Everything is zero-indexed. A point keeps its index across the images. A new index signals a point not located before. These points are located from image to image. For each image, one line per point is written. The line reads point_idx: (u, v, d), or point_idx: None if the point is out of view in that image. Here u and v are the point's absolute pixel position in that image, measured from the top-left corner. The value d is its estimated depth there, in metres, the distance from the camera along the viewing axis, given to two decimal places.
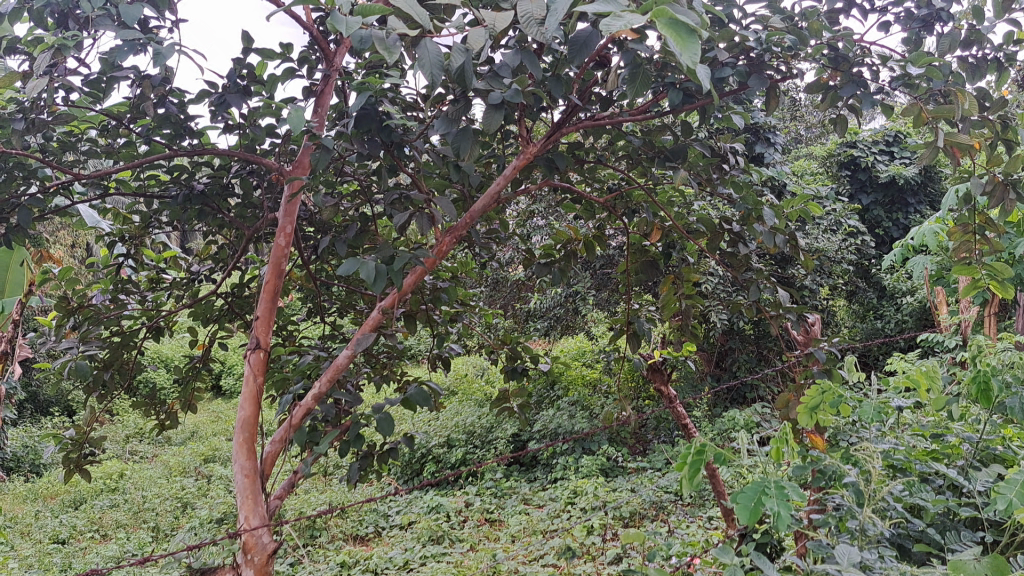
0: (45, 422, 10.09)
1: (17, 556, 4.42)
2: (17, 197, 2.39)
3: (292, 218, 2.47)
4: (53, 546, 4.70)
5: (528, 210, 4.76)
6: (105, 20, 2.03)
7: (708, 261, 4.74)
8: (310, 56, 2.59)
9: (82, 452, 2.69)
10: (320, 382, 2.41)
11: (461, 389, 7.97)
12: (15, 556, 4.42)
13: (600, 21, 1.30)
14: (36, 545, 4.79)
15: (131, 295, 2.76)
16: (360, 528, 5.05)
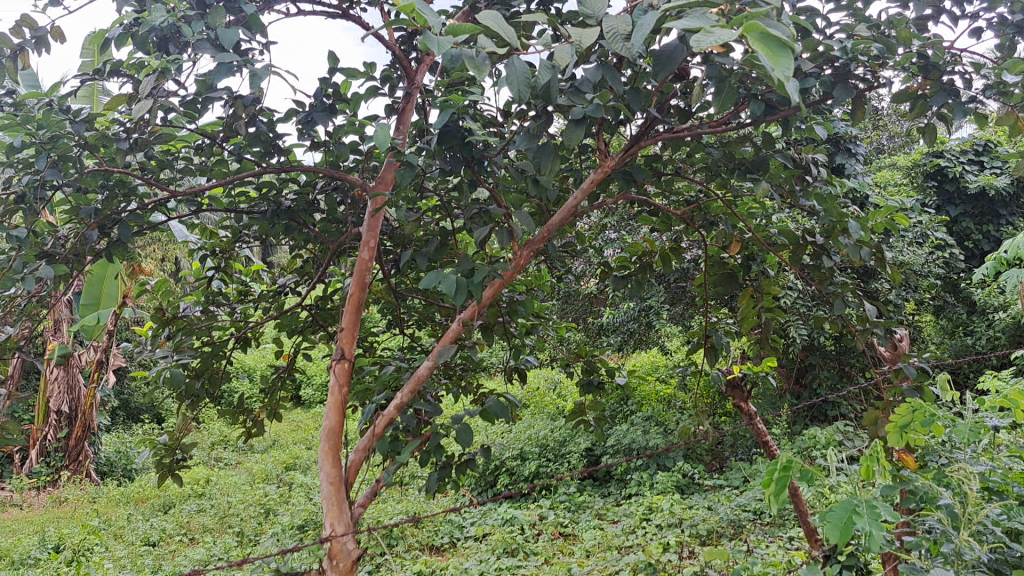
0: (136, 428, 10.42)
1: (111, 557, 4.57)
2: (118, 214, 2.52)
3: (374, 232, 2.56)
4: (144, 548, 4.84)
5: (603, 223, 4.75)
6: (202, 45, 2.16)
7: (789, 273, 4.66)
8: (392, 74, 2.66)
9: (174, 457, 2.79)
10: (401, 392, 2.49)
11: (534, 402, 7.96)
12: (110, 557, 4.57)
13: (690, 39, 1.35)
14: (129, 547, 4.94)
15: (221, 306, 2.86)
16: (436, 539, 5.09)
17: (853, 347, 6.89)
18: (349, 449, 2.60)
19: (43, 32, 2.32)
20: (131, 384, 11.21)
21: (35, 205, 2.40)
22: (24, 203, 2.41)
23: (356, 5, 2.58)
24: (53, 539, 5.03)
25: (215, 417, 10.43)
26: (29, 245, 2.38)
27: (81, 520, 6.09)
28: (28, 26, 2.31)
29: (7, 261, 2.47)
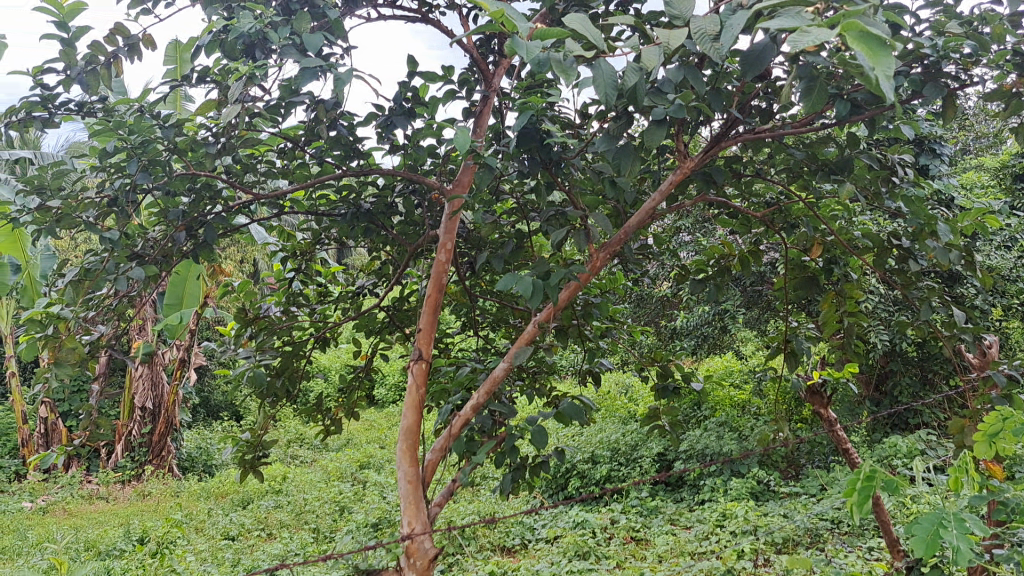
0: (216, 426, 10.68)
1: (193, 549, 4.67)
2: (204, 216, 2.61)
3: (451, 234, 2.59)
4: (224, 542, 4.95)
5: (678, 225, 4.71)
6: (288, 50, 2.21)
7: (872, 277, 4.55)
8: (470, 78, 2.69)
9: (256, 454, 2.86)
10: (477, 393, 2.52)
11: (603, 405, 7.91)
12: (192, 550, 4.67)
13: (786, 38, 1.34)
14: (209, 541, 5.05)
15: (301, 307, 2.94)
16: (508, 540, 5.09)
17: (937, 354, 6.69)
18: (426, 449, 2.64)
19: (135, 40, 2.39)
20: (211, 383, 11.53)
21: (126, 208, 2.46)
22: (116, 206, 2.48)
23: (434, 9, 2.61)
24: (139, 531, 5.17)
25: (291, 416, 10.63)
26: (121, 246, 2.46)
27: (164, 513, 6.25)
28: (121, 33, 2.38)
29: (99, 262, 2.55)
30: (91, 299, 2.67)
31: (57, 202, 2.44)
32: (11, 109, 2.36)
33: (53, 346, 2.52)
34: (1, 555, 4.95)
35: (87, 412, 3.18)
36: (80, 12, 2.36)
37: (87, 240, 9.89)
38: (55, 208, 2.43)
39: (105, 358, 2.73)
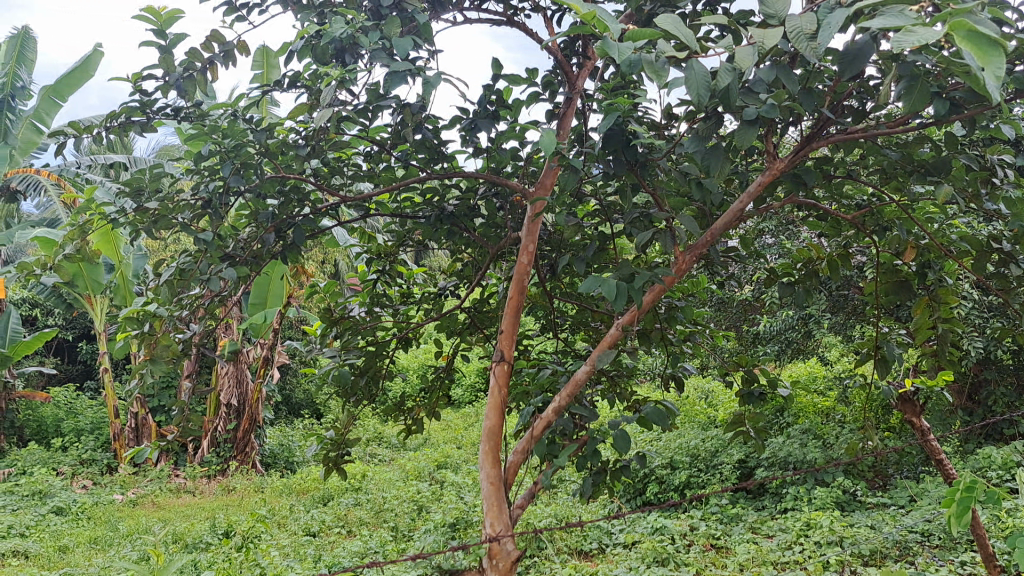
0: (297, 423, 10.89)
1: (277, 544, 4.75)
2: (293, 218, 2.67)
3: (534, 236, 2.60)
4: (306, 538, 5.03)
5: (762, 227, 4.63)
6: (378, 54, 2.25)
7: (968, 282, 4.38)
8: (554, 79, 2.69)
9: (340, 452, 2.92)
10: (559, 396, 2.52)
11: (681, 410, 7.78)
12: (276, 544, 4.75)
13: (891, 40, 1.31)
14: (292, 537, 5.12)
15: (385, 307, 3.00)
16: (585, 544, 5.05)
17: None
18: (508, 451, 2.66)
19: (230, 46, 2.45)
20: (290, 381, 11.77)
21: (219, 210, 2.52)
22: (209, 208, 2.54)
23: (520, 12, 2.62)
24: (224, 526, 5.29)
25: (369, 415, 10.77)
26: (215, 248, 2.53)
27: (248, 509, 6.38)
28: (217, 40, 2.45)
29: (192, 262, 2.62)
30: (184, 298, 2.75)
31: (155, 203, 2.52)
32: (113, 114, 2.45)
33: (149, 342, 2.64)
34: (94, 545, 5.14)
35: (180, 408, 3.27)
36: (178, 20, 2.43)
37: (172, 241, 10.18)
38: (152, 209, 2.52)
39: (197, 356, 2.80)
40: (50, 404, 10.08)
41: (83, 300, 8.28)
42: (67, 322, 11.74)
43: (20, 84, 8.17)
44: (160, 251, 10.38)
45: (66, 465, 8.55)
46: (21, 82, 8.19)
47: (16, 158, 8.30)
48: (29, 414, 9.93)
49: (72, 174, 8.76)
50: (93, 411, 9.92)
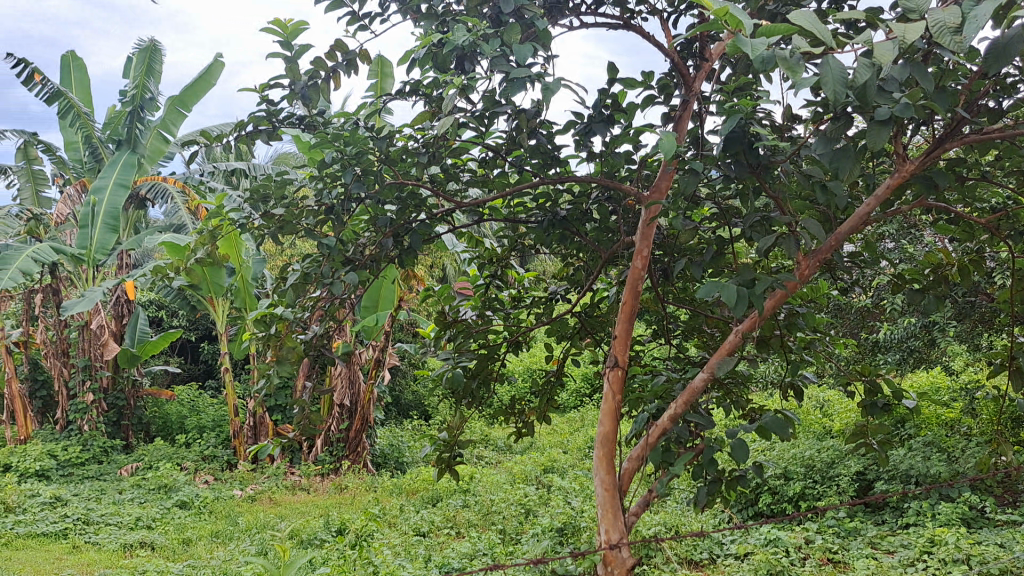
0: (407, 424, 11.05)
1: (389, 544, 4.81)
2: (410, 223, 2.73)
3: (648, 241, 2.57)
4: (417, 538, 5.08)
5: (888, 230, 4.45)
6: (498, 61, 2.26)
7: None
8: (669, 82, 2.67)
9: (452, 453, 2.96)
10: (675, 405, 2.50)
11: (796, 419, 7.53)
12: (387, 544, 4.82)
13: None
14: (402, 536, 5.18)
15: (496, 311, 3.02)
16: (695, 553, 4.96)
17: None
18: (623, 457, 2.67)
19: (352, 55, 2.52)
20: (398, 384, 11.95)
21: (341, 216, 2.59)
22: (332, 214, 2.62)
23: (636, 15, 2.60)
24: (337, 523, 5.41)
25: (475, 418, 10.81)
26: (336, 253, 2.61)
27: (361, 507, 6.50)
28: (340, 50, 2.52)
29: (316, 266, 2.69)
30: (307, 300, 2.82)
31: (280, 209, 2.63)
32: (241, 123, 2.56)
33: (275, 344, 2.74)
34: (215, 539, 5.33)
35: (301, 408, 3.37)
36: (303, 31, 2.51)
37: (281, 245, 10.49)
38: (278, 215, 2.62)
39: (319, 356, 2.87)
40: (173, 401, 10.55)
41: (206, 302, 8.35)
42: (190, 322, 12.24)
43: (149, 96, 8.64)
44: (277, 256, 10.73)
45: (189, 460, 8.88)
46: (150, 95, 8.62)
47: (145, 165, 8.96)
48: (154, 411, 10.43)
49: (195, 182, 9.16)
50: (213, 409, 10.31)
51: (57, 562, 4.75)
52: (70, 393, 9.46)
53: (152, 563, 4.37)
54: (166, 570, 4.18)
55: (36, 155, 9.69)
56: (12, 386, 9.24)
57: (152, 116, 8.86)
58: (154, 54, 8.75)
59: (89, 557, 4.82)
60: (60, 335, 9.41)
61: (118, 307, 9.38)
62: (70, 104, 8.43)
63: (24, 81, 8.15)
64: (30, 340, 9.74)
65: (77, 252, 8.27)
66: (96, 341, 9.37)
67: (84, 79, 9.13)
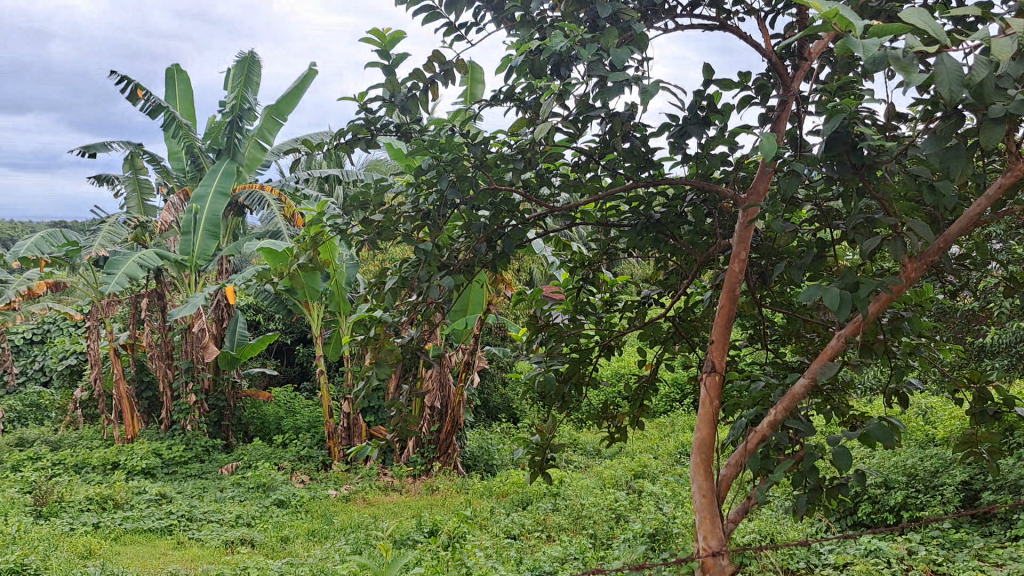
0: (496, 427, 11.06)
1: (481, 546, 4.85)
2: (503, 229, 2.75)
3: (745, 244, 2.53)
4: (508, 541, 5.10)
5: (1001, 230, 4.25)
6: (596, 65, 2.24)
7: None
8: (767, 82, 2.62)
9: (544, 456, 2.98)
10: (774, 411, 2.47)
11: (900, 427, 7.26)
12: (479, 546, 4.86)
13: None
14: (495, 539, 5.20)
15: (588, 315, 3.02)
16: (792, 562, 4.86)
17: None
18: (721, 463, 2.66)
19: (449, 65, 2.55)
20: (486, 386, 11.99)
21: (438, 221, 2.66)
22: (429, 220, 2.66)
23: (733, 15, 2.56)
24: (429, 524, 5.48)
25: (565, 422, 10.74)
26: (433, 258, 2.65)
27: (452, 509, 6.56)
28: (438, 60, 2.55)
29: (413, 271, 2.80)
30: (405, 305, 2.87)
31: (379, 216, 2.74)
32: (341, 132, 2.63)
33: (374, 347, 2.79)
34: (312, 537, 5.47)
35: (398, 409, 3.43)
36: (401, 41, 2.55)
37: (367, 250, 10.65)
38: (377, 221, 2.74)
39: (417, 360, 2.92)
40: (272, 402, 10.85)
41: (303, 306, 8.50)
42: (286, 326, 12.56)
43: (248, 106, 8.99)
44: (366, 261, 10.91)
45: (286, 460, 9.07)
46: (248, 105, 8.99)
47: (244, 174, 9.36)
48: (253, 412, 10.67)
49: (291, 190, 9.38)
50: (309, 410, 10.53)
51: (162, 557, 4.95)
52: (175, 394, 9.82)
53: (252, 560, 4.49)
54: (266, 567, 4.28)
55: (142, 165, 10.15)
56: (120, 386, 9.51)
57: (250, 126, 9.19)
58: (251, 66, 9.11)
59: (192, 553, 5.01)
60: (164, 338, 9.70)
61: (219, 311, 9.85)
62: (173, 117, 8.84)
63: (129, 96, 8.53)
64: (136, 343, 10.10)
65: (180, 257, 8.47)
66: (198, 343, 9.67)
67: (187, 91, 9.50)
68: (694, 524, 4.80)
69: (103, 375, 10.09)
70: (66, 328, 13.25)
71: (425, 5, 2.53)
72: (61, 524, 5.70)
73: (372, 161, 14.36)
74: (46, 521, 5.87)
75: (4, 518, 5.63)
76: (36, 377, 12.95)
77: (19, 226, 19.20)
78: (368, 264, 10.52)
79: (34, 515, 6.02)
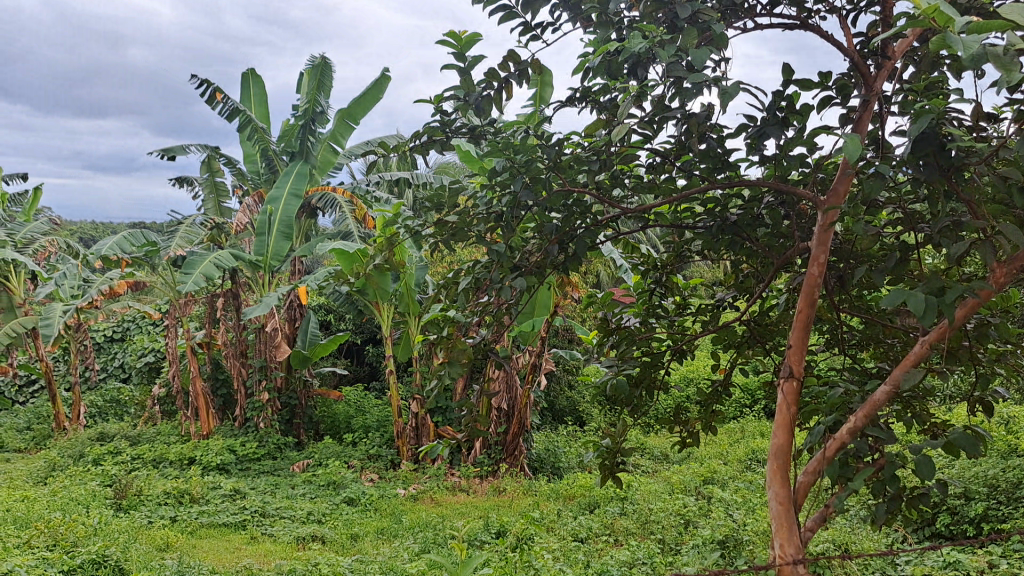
0: (562, 430, 11.00)
1: (549, 548, 4.85)
2: (576, 231, 2.74)
3: (825, 247, 2.46)
4: (575, 544, 5.09)
5: None
6: (675, 66, 2.21)
7: None
8: (849, 82, 2.56)
9: (615, 460, 2.98)
10: (854, 418, 2.40)
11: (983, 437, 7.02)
12: (547, 548, 4.85)
13: None
14: (562, 541, 5.19)
15: (660, 318, 3.01)
16: (869, 573, 4.74)
17: None
18: (799, 470, 2.61)
19: (525, 65, 2.55)
20: (551, 389, 11.96)
21: (511, 223, 2.64)
22: (502, 222, 2.67)
23: (814, 14, 2.52)
24: (497, 525, 5.51)
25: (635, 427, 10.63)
26: (506, 259, 2.66)
27: (520, 511, 6.57)
28: (513, 61, 2.56)
29: (486, 271, 2.80)
30: (477, 305, 2.90)
31: (453, 217, 2.77)
32: (417, 133, 2.66)
33: (448, 347, 2.83)
34: (381, 535, 5.53)
35: (470, 409, 3.44)
36: (477, 42, 2.56)
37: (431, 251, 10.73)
38: (451, 223, 2.77)
39: (490, 360, 2.94)
40: (343, 402, 10.97)
41: (373, 306, 8.57)
42: (357, 326, 12.73)
43: (320, 109, 9.18)
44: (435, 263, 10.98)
45: (356, 458, 9.13)
46: (320, 108, 9.16)
47: (316, 176, 9.57)
48: (324, 411, 10.77)
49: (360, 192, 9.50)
50: (378, 409, 10.63)
51: (237, 551, 5.06)
52: (249, 391, 10.04)
53: (324, 556, 4.55)
54: (336, 564, 4.34)
55: (218, 167, 10.37)
56: (196, 383, 9.81)
57: (323, 129, 9.43)
58: (325, 69, 9.26)
59: (266, 548, 5.11)
60: (239, 337, 9.98)
61: (291, 311, 9.88)
62: (248, 120, 9.09)
63: (208, 100, 8.76)
64: (212, 342, 10.35)
65: (254, 258, 8.76)
66: (271, 342, 9.64)
67: (262, 95, 9.70)
68: (766, 531, 4.74)
69: (179, 372, 10.37)
70: (145, 327, 13.69)
71: (502, 6, 2.54)
72: (140, 516, 5.88)
73: (440, 164, 14.48)
74: (126, 513, 6.06)
75: (87, 509, 5.83)
76: (116, 374, 13.40)
77: (101, 226, 19.95)
78: (434, 266, 10.58)
79: (115, 508, 6.21)
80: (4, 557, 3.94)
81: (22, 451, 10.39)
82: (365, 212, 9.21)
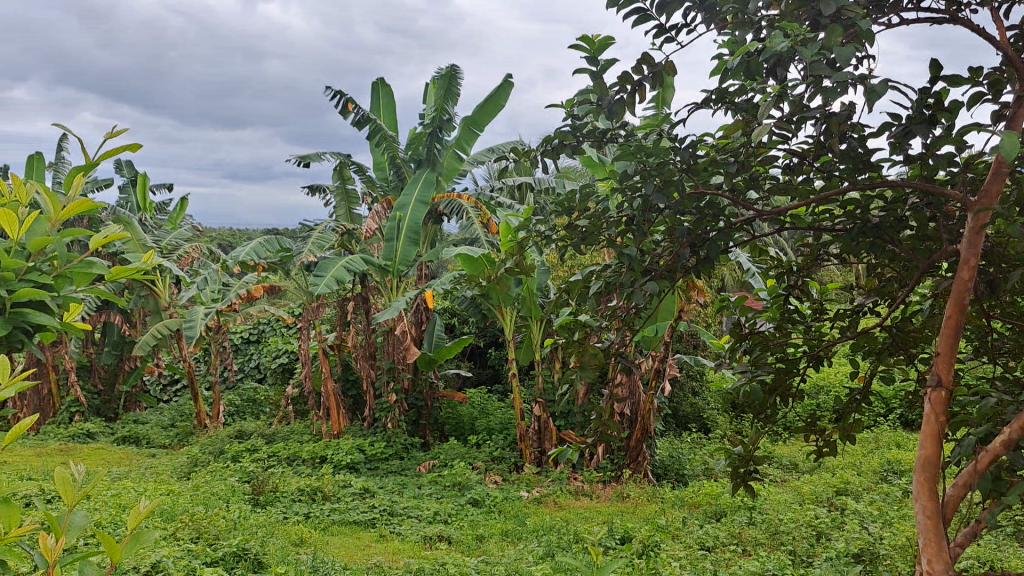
0: (685, 437, 10.86)
1: (675, 556, 4.82)
2: (708, 233, 2.70)
3: (977, 250, 2.34)
4: (702, 552, 5.01)
5: None
6: (818, 65, 2.13)
7: None
8: (1001, 76, 2.43)
9: (747, 467, 2.91)
10: (1009, 429, 2.27)
11: None
12: (673, 556, 4.82)
13: None
14: (688, 549, 5.14)
15: (796, 324, 2.92)
16: None
17: None
18: (946, 484, 2.50)
19: (659, 67, 2.52)
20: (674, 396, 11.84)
21: (642, 226, 2.62)
22: (633, 224, 2.66)
23: (964, 7, 2.41)
24: (621, 531, 5.51)
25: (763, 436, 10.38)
26: (637, 263, 2.63)
27: (643, 518, 6.52)
28: (647, 63, 2.54)
29: (617, 276, 2.78)
30: (607, 308, 2.89)
31: (584, 221, 2.77)
32: (549, 138, 2.68)
33: (578, 349, 2.84)
34: (506, 537, 5.59)
35: (599, 413, 3.42)
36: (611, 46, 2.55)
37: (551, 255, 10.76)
38: (582, 227, 2.77)
39: (618, 364, 2.92)
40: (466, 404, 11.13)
41: (497, 310, 8.70)
42: (479, 330, 12.94)
43: (447, 116, 9.35)
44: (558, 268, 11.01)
45: (480, 460, 9.23)
46: (448, 116, 9.33)
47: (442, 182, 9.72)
48: (449, 412, 10.91)
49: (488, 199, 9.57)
50: (500, 412, 10.75)
51: (366, 548, 5.21)
52: (377, 392, 10.32)
53: (452, 556, 4.64)
54: (464, 564, 4.43)
55: (349, 175, 10.75)
56: (327, 384, 10.13)
57: (449, 136, 9.58)
58: (453, 78, 9.40)
59: (394, 547, 5.22)
60: (367, 340, 10.29)
61: (417, 315, 10.12)
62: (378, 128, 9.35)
63: (341, 110, 9.07)
64: (342, 344, 10.70)
65: (383, 263, 9.09)
66: (401, 344, 9.92)
67: (391, 104, 10.00)
68: (906, 545, 4.58)
69: (312, 373, 10.76)
70: (280, 330, 14.31)
71: (637, 9, 2.53)
72: (276, 512, 6.14)
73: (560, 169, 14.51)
74: (263, 508, 6.33)
75: (227, 503, 6.13)
76: (251, 374, 14.03)
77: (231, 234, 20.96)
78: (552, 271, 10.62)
79: (252, 503, 6.50)
80: (161, 547, 4.18)
81: (167, 446, 10.97)
82: (489, 217, 9.26)
